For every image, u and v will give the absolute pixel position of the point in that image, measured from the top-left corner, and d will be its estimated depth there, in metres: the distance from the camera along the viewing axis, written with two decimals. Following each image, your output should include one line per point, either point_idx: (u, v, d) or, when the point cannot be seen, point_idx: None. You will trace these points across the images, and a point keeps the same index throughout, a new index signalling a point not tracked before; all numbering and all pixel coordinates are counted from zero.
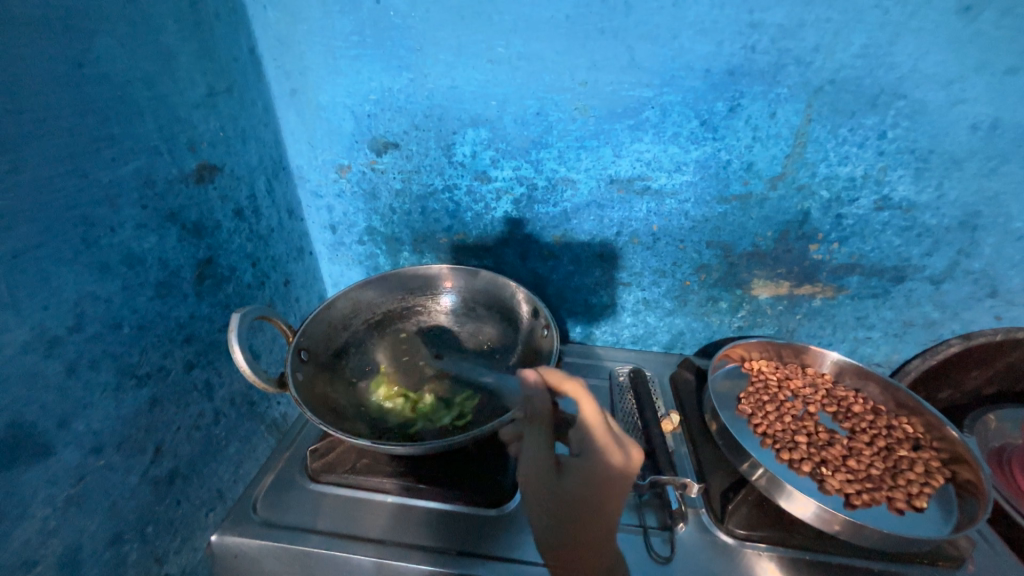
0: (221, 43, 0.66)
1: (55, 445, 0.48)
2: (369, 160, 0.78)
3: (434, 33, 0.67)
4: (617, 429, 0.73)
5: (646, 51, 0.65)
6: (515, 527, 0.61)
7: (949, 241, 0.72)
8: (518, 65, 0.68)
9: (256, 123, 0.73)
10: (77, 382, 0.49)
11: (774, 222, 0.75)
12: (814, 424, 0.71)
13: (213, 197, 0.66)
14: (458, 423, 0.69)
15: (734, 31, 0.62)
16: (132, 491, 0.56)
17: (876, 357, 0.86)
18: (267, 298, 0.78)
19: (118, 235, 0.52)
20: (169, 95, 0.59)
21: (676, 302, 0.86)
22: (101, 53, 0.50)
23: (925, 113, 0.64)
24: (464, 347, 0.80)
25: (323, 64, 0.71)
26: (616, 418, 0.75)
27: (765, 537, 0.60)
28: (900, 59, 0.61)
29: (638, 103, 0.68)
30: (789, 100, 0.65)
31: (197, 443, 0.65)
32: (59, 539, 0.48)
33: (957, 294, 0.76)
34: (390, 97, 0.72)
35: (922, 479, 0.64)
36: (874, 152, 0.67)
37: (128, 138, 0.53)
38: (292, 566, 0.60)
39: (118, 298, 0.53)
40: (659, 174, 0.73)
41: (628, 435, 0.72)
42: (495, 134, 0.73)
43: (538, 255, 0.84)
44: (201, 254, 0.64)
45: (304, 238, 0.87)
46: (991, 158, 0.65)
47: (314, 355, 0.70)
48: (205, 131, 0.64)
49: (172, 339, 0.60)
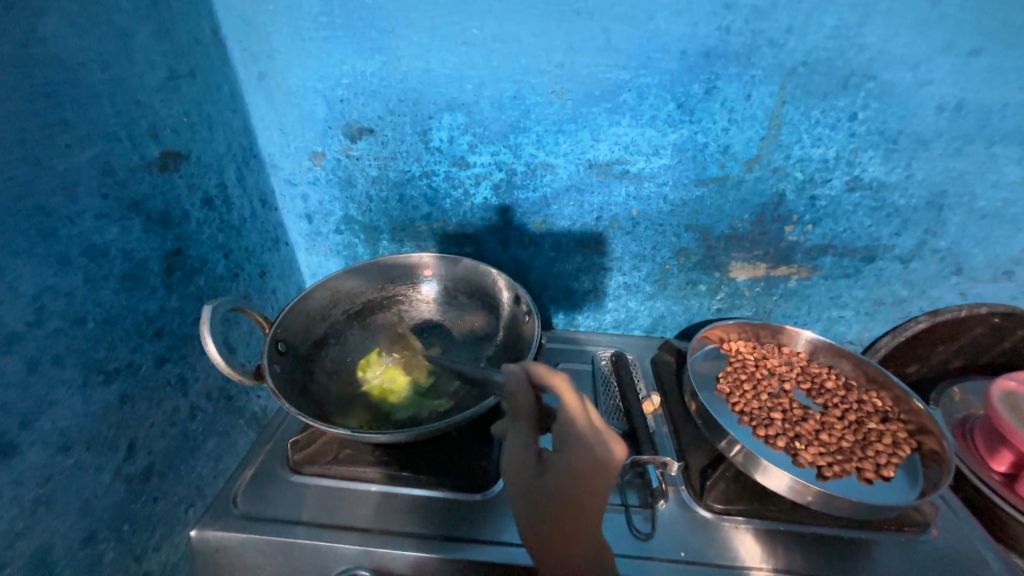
0: (181, 24, 0.63)
1: (20, 445, 0.46)
2: (343, 146, 0.76)
3: (406, 14, 0.65)
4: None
5: (622, 33, 0.64)
6: (501, 511, 0.62)
7: (917, 221, 0.74)
8: (493, 48, 0.67)
9: (223, 109, 0.71)
10: (40, 379, 0.48)
11: (750, 205, 0.76)
12: (789, 400, 0.73)
13: (180, 186, 0.64)
14: (442, 408, 0.69)
15: (709, 12, 0.62)
16: (105, 490, 0.54)
17: (849, 335, 0.88)
18: (242, 290, 0.77)
19: (77, 226, 0.50)
20: (127, 79, 0.56)
21: (657, 286, 0.87)
22: (50, 33, 0.48)
23: (894, 94, 0.65)
24: (448, 336, 0.80)
25: (291, 47, 0.69)
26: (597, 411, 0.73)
27: (742, 511, 0.61)
28: (870, 40, 0.62)
29: (614, 86, 0.68)
30: (764, 81, 0.66)
31: (172, 439, 0.63)
32: (28, 540, 0.47)
33: (924, 273, 0.79)
34: (363, 81, 0.71)
35: (890, 450, 0.66)
36: (845, 134, 0.68)
37: (83, 123, 0.51)
38: (276, 558, 0.59)
39: (81, 291, 0.51)
40: (637, 158, 0.73)
41: (610, 428, 0.68)
42: (472, 118, 0.72)
43: (519, 242, 0.84)
44: (169, 246, 0.62)
45: (279, 228, 0.85)
46: (956, 139, 0.67)
47: (292, 346, 0.69)
48: (168, 117, 0.62)
49: (142, 333, 0.58)
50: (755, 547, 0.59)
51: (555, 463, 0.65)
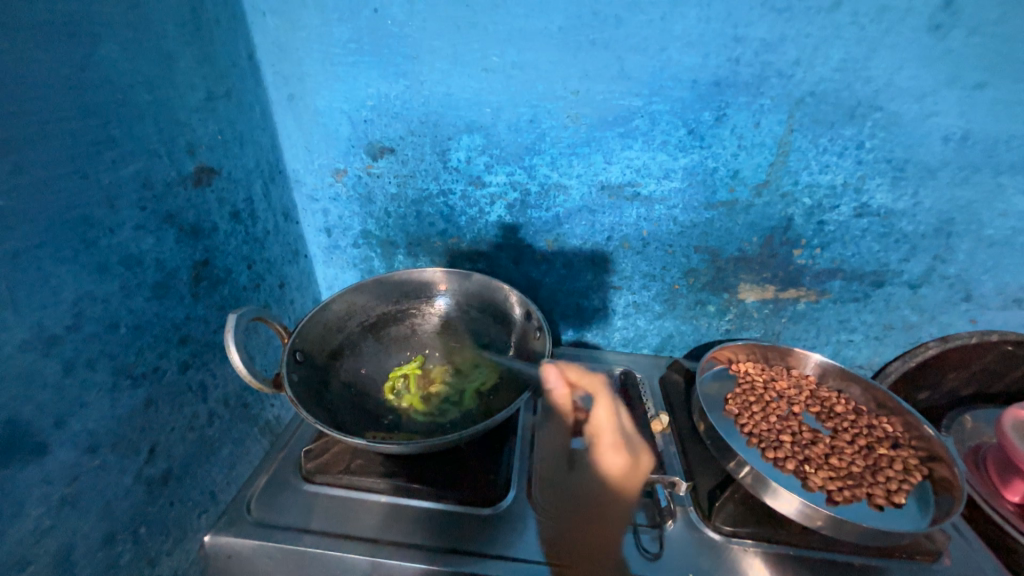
0: (220, 49, 0.67)
1: (51, 444, 0.48)
2: (364, 164, 0.79)
3: (430, 42, 0.69)
4: (616, 441, 0.71)
5: (635, 62, 0.67)
6: (509, 525, 0.63)
7: (926, 247, 0.75)
8: (512, 74, 0.70)
9: (254, 127, 0.74)
10: (74, 380, 0.50)
11: (759, 228, 0.77)
12: (798, 423, 0.73)
13: (211, 200, 0.67)
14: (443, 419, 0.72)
15: (720, 44, 0.65)
16: (126, 492, 0.56)
17: (859, 359, 0.88)
18: (262, 300, 0.79)
19: (116, 236, 0.53)
20: (169, 99, 0.60)
21: (666, 306, 0.88)
22: (104, 58, 0.51)
23: (901, 124, 0.67)
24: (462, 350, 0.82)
25: (320, 70, 0.73)
26: (618, 433, 0.72)
27: (750, 533, 0.61)
28: (876, 73, 0.64)
29: (627, 112, 0.70)
30: (772, 110, 0.68)
31: (190, 443, 0.65)
32: (53, 538, 0.48)
33: (934, 298, 0.79)
34: (386, 103, 0.74)
35: (901, 476, 0.66)
36: (852, 162, 0.70)
37: (128, 141, 0.54)
38: (287, 565, 0.60)
39: (116, 298, 0.53)
40: (648, 181, 0.75)
41: (626, 450, 0.70)
42: (489, 140, 0.75)
43: (531, 259, 0.86)
44: (198, 256, 0.65)
45: (299, 241, 0.88)
46: (963, 168, 0.69)
47: (309, 356, 0.71)
48: (204, 135, 0.65)
49: (168, 340, 0.60)
50: (763, 571, 0.59)
51: (572, 471, 0.68)
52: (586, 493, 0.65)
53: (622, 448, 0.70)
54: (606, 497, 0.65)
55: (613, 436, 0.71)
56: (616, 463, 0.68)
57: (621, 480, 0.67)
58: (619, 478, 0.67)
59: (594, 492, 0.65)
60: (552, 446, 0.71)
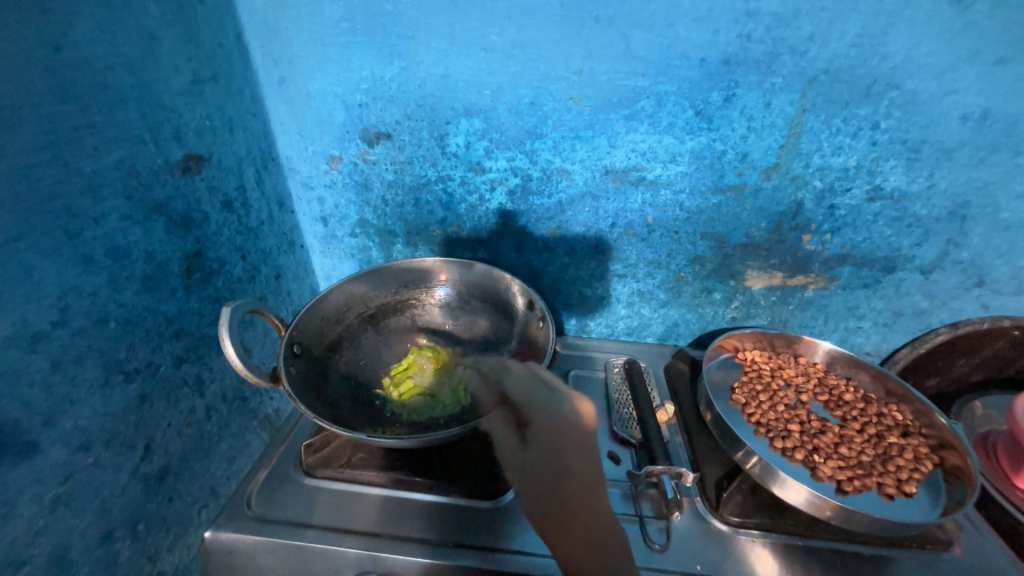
0: (206, 30, 0.64)
1: (41, 443, 0.46)
2: (360, 150, 0.77)
3: (426, 20, 0.66)
4: (543, 399, 0.58)
5: (641, 40, 0.64)
6: (513, 518, 0.62)
7: (939, 231, 0.73)
8: (512, 54, 0.67)
9: (244, 112, 0.71)
10: (64, 377, 0.48)
11: (768, 213, 0.75)
12: (806, 412, 0.72)
13: (201, 189, 0.65)
14: (418, 419, 0.70)
15: (730, 19, 0.62)
16: (123, 489, 0.55)
17: (867, 347, 0.87)
18: (258, 292, 0.77)
19: (101, 226, 0.51)
20: (153, 82, 0.57)
21: (671, 294, 0.86)
22: (80, 37, 0.48)
23: (917, 103, 0.64)
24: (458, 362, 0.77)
25: (312, 52, 0.70)
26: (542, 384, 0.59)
27: (759, 524, 0.60)
28: (893, 49, 0.61)
29: (632, 93, 0.68)
30: (784, 89, 0.65)
31: (188, 439, 0.63)
32: (48, 538, 0.47)
33: (945, 284, 0.77)
34: (381, 86, 0.71)
35: (911, 465, 0.65)
36: (866, 143, 0.67)
37: (110, 127, 0.52)
38: (287, 561, 0.59)
39: (104, 291, 0.51)
40: (654, 165, 0.73)
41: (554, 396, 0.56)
42: (488, 124, 0.73)
43: (533, 247, 0.84)
44: (189, 247, 0.63)
45: (295, 231, 0.85)
46: (981, 149, 0.66)
47: (307, 349, 0.69)
48: (191, 120, 0.63)
49: (161, 334, 0.59)
50: (771, 562, 0.58)
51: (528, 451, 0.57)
52: (547, 469, 0.55)
53: (549, 398, 0.57)
54: (562, 461, 0.54)
55: (538, 394, 0.58)
56: (556, 417, 0.55)
57: (562, 438, 0.54)
58: (560, 433, 0.54)
59: (547, 464, 0.55)
60: (505, 426, 0.63)
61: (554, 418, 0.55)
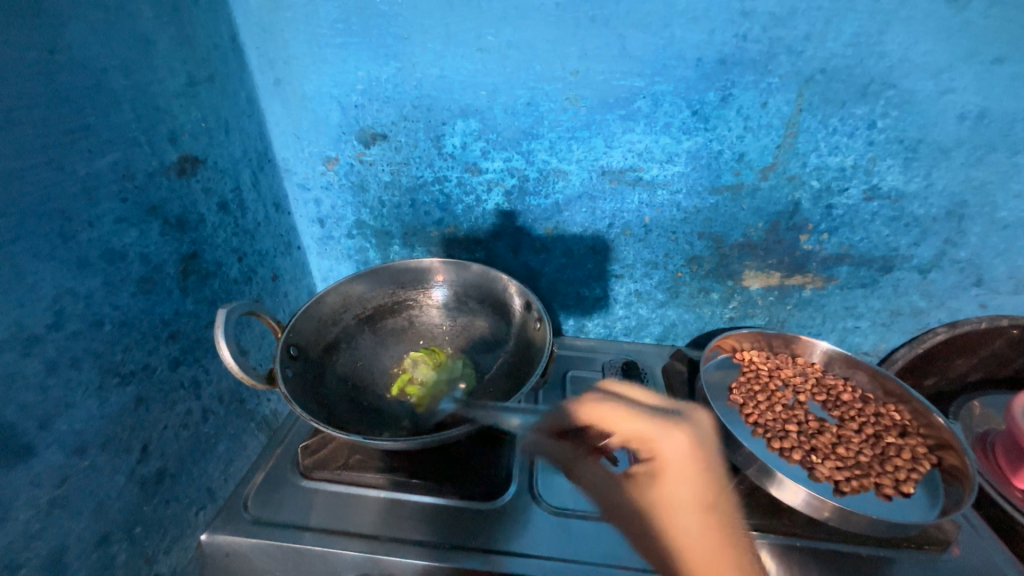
0: (201, 31, 0.64)
1: (36, 445, 0.46)
2: (356, 151, 0.77)
3: (422, 21, 0.66)
4: (664, 424, 0.58)
5: (637, 40, 0.64)
6: (510, 520, 0.62)
7: (937, 231, 0.73)
8: (508, 54, 0.67)
9: (239, 114, 0.71)
10: (59, 380, 0.48)
11: (765, 213, 0.75)
12: (804, 412, 0.72)
13: (197, 191, 0.64)
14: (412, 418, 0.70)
15: (726, 19, 0.61)
16: (119, 492, 0.55)
17: (865, 346, 0.87)
18: (254, 294, 0.77)
19: (97, 229, 0.51)
20: (148, 84, 0.57)
21: (668, 294, 0.86)
22: (74, 40, 0.48)
23: (914, 102, 0.64)
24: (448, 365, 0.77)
25: (308, 53, 0.70)
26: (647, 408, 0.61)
27: (757, 524, 0.59)
28: (890, 48, 0.61)
29: (629, 93, 0.68)
30: (781, 89, 0.65)
31: (184, 441, 0.63)
32: (43, 541, 0.47)
33: (943, 283, 0.77)
34: (377, 87, 0.71)
35: (909, 465, 0.65)
36: (863, 142, 0.67)
37: (105, 129, 0.51)
38: (285, 563, 0.59)
39: (99, 294, 0.51)
40: (651, 165, 0.73)
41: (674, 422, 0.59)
42: (484, 125, 0.72)
43: (530, 248, 0.83)
44: (185, 249, 0.62)
45: (292, 232, 0.85)
46: (978, 148, 0.66)
47: (303, 351, 0.69)
48: (187, 122, 0.63)
49: (157, 336, 0.59)
50: (769, 563, 0.57)
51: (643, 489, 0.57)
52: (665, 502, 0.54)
53: (681, 421, 0.59)
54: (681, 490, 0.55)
55: (635, 424, 0.58)
56: (682, 441, 0.57)
57: (686, 460, 0.56)
58: (687, 458, 0.56)
59: (662, 495, 0.55)
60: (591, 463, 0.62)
61: (685, 443, 0.57)
